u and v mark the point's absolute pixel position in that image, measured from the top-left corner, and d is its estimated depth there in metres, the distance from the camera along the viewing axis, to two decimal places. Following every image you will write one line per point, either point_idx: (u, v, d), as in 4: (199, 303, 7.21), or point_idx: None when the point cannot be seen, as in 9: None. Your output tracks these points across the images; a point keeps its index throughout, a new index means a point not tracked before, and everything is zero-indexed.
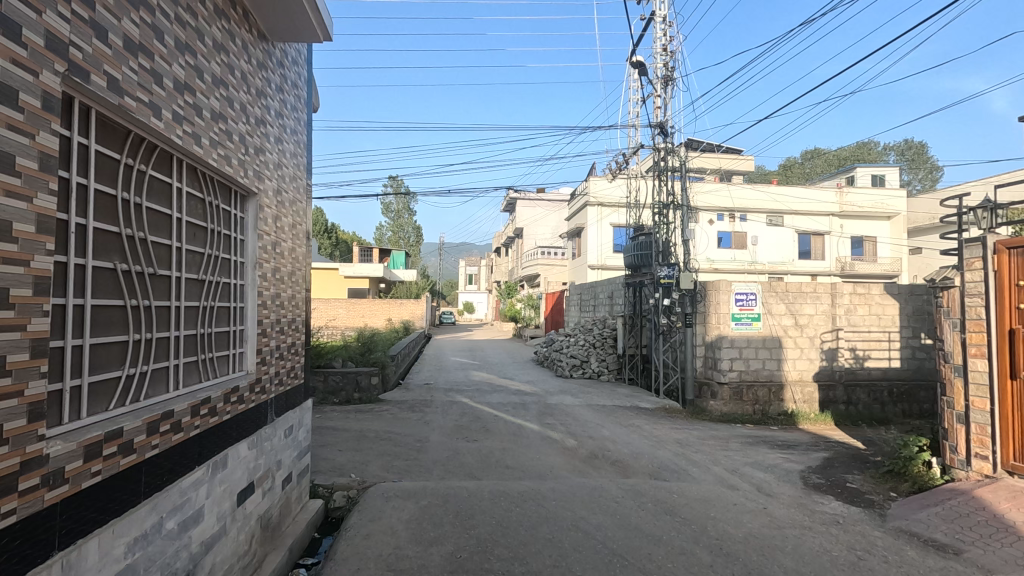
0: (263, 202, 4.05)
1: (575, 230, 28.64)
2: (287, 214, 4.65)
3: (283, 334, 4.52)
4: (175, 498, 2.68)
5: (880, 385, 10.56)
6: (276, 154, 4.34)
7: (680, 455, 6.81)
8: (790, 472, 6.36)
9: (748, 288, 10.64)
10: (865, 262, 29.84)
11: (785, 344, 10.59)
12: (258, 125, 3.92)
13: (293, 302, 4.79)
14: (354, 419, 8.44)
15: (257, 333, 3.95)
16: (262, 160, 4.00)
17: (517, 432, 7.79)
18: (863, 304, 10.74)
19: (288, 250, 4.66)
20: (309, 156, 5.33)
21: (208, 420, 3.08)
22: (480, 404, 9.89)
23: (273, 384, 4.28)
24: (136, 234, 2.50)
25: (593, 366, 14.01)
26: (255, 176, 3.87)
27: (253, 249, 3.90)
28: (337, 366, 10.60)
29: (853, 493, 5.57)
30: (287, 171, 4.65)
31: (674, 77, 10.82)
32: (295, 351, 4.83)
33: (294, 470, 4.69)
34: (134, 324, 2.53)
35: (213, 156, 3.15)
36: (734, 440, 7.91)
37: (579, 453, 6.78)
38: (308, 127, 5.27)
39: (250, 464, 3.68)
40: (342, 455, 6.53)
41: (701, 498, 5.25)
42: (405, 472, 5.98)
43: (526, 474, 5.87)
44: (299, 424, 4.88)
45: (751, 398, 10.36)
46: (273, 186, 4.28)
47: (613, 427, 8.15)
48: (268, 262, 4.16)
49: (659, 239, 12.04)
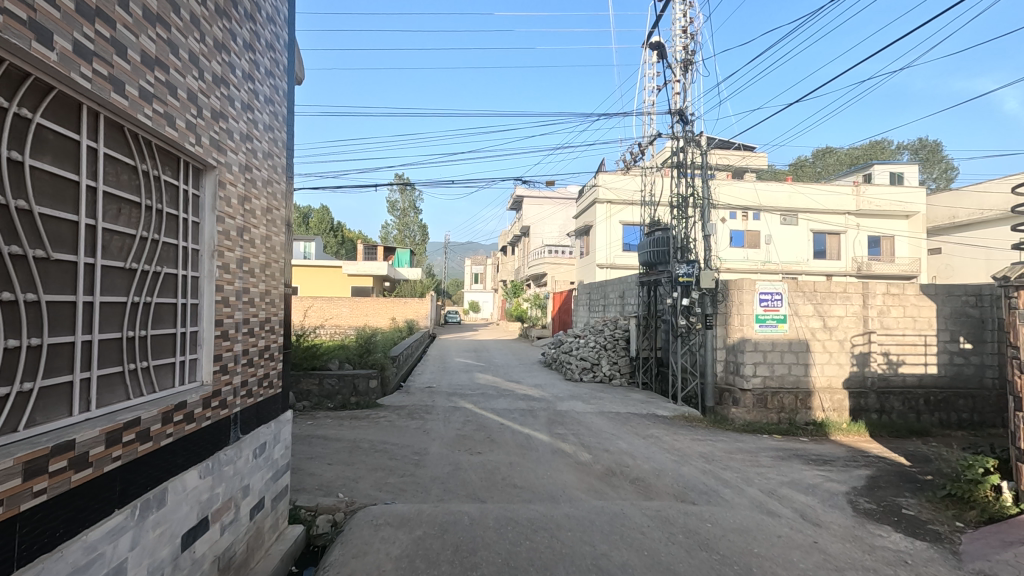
0: (224, 178, 3.37)
1: (584, 228, 27.83)
2: (259, 196, 3.95)
3: (253, 338, 3.85)
4: (77, 557, 2.03)
5: (916, 393, 9.87)
6: (243, 124, 3.65)
7: (708, 473, 6.08)
8: (833, 494, 5.62)
9: (774, 287, 9.87)
10: (882, 262, 28.96)
11: (812, 348, 9.84)
12: (217, 85, 3.24)
13: (268, 300, 4.11)
14: (347, 427, 7.77)
15: (215, 335, 3.28)
16: (222, 128, 3.32)
17: (525, 443, 7.10)
18: (897, 305, 10.01)
19: (262, 238, 3.98)
20: (288, 132, 4.62)
21: (135, 447, 2.41)
22: (485, 410, 9.20)
23: (238, 397, 3.60)
24: (15, 203, 1.86)
25: (604, 370, 13.25)
26: (212, 145, 3.18)
27: (210, 234, 3.23)
28: (333, 368, 9.95)
29: (913, 522, 4.85)
30: (259, 146, 3.95)
31: (695, 61, 10.05)
32: (270, 356, 4.17)
33: (267, 494, 4.03)
34: (10, 326, 1.86)
35: (145, 113, 2.49)
36: (764, 453, 7.18)
37: (595, 470, 6.09)
38: (287, 96, 4.56)
39: (203, 496, 3.01)
40: (331, 470, 5.86)
41: (739, 528, 4.55)
42: (400, 492, 5.30)
43: (535, 496, 5.17)
44: (275, 439, 4.22)
45: (776, 405, 9.63)
46: (239, 160, 3.59)
47: (630, 438, 7.45)
48: (231, 250, 3.48)
49: (677, 235, 11.24)
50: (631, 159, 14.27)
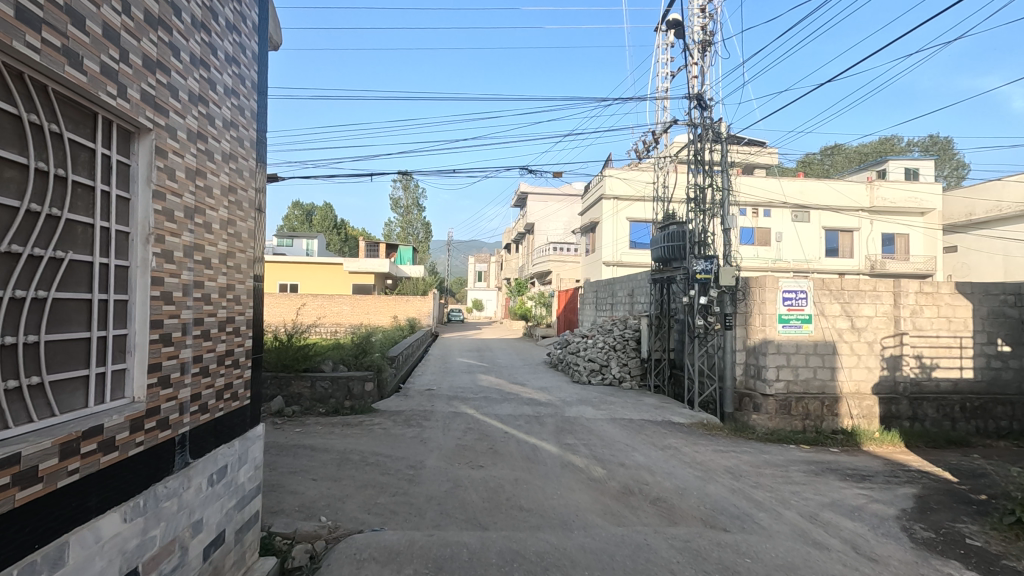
0: (165, 145, 2.73)
1: (590, 224, 27.16)
2: (217, 172, 3.30)
3: (209, 342, 3.18)
4: None
5: (951, 399, 9.17)
6: (194, 80, 3.00)
7: (738, 493, 5.41)
8: (883, 518, 4.95)
9: (798, 285, 9.17)
10: (897, 260, 28.14)
11: (840, 351, 9.15)
12: (153, 24, 2.59)
13: (230, 297, 3.45)
14: (337, 436, 7.13)
15: (153, 339, 2.64)
16: (161, 80, 2.67)
17: (531, 456, 6.44)
18: (931, 305, 9.30)
19: (221, 222, 3.33)
20: (257, 100, 3.94)
21: (10, 495, 1.80)
22: (487, 416, 8.55)
23: (187, 414, 2.95)
24: None
25: (614, 372, 12.59)
26: (146, 100, 2.54)
27: (145, 212, 2.58)
28: (326, 370, 9.31)
29: (985, 557, 4.18)
30: (217, 112, 3.30)
31: (714, 42, 9.38)
32: (233, 363, 3.51)
33: (229, 526, 3.40)
34: None
35: (27, 41, 1.86)
36: (795, 468, 6.51)
37: (611, 488, 5.43)
38: (257, 60, 3.90)
39: (129, 544, 2.37)
40: (314, 488, 5.23)
41: (784, 565, 3.89)
42: (390, 515, 4.66)
43: (545, 521, 4.52)
44: (241, 459, 3.59)
45: (801, 412, 8.93)
46: (188, 124, 2.94)
47: (647, 450, 6.79)
48: (177, 234, 2.83)
49: (694, 229, 10.52)
50: (643, 151, 13.57)
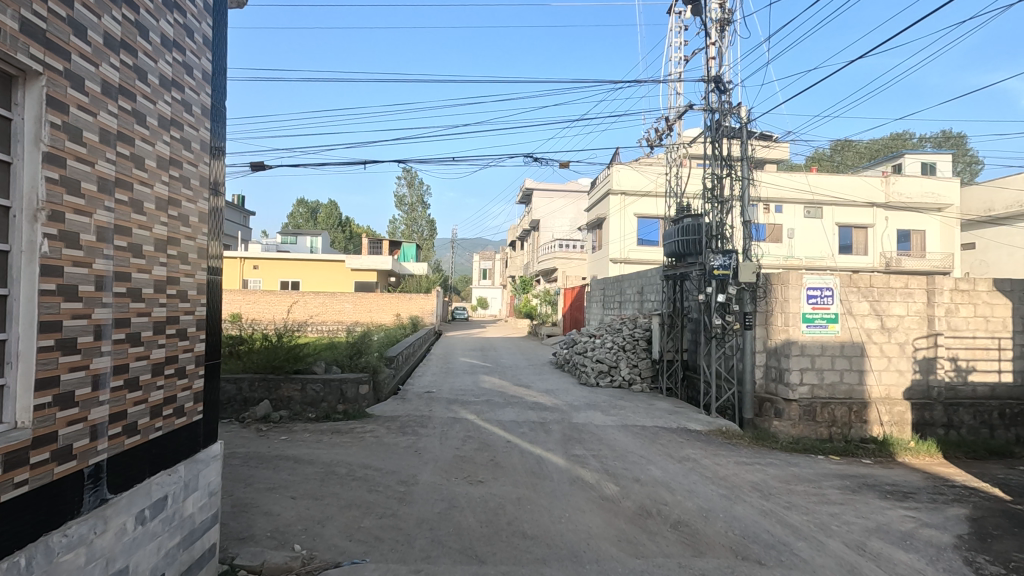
0: (69, 98, 2.13)
1: (596, 221, 26.56)
2: (152, 136, 2.69)
3: (140, 347, 2.59)
4: None
5: (989, 405, 8.51)
6: (115, 18, 2.40)
7: (770, 516, 4.78)
8: (940, 547, 4.31)
9: (823, 282, 8.52)
10: (912, 258, 27.33)
11: (868, 352, 8.47)
12: None
13: (171, 293, 2.85)
14: (325, 445, 6.55)
15: (48, 346, 2.04)
16: (55, 7, 2.06)
17: (536, 469, 5.83)
18: (966, 303, 8.58)
19: (157, 201, 2.73)
20: (212, 60, 3.34)
21: None
22: (489, 423, 7.95)
23: (104, 438, 2.35)
24: None
25: (623, 374, 11.96)
26: (31, 32, 1.95)
27: (32, 181, 1.99)
28: (318, 371, 8.72)
29: None
30: (152, 63, 2.69)
31: (732, 21, 8.72)
32: (176, 372, 2.92)
33: (170, 569, 2.81)
34: None
35: None
36: (829, 484, 5.86)
37: (625, 509, 4.82)
38: (211, 12, 3.30)
39: None
40: (291, 509, 4.63)
41: None
42: (375, 543, 4.05)
43: (551, 553, 3.91)
44: (188, 487, 3.00)
45: (827, 418, 8.27)
46: (106, 72, 2.34)
47: (664, 463, 6.17)
48: (87, 213, 2.22)
49: (711, 222, 9.82)
50: (654, 140, 12.86)
